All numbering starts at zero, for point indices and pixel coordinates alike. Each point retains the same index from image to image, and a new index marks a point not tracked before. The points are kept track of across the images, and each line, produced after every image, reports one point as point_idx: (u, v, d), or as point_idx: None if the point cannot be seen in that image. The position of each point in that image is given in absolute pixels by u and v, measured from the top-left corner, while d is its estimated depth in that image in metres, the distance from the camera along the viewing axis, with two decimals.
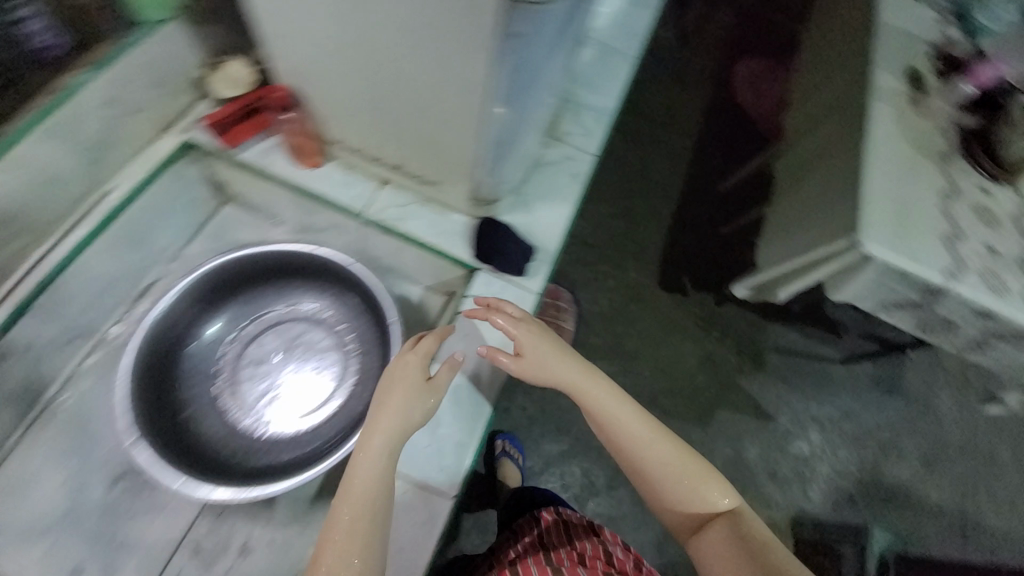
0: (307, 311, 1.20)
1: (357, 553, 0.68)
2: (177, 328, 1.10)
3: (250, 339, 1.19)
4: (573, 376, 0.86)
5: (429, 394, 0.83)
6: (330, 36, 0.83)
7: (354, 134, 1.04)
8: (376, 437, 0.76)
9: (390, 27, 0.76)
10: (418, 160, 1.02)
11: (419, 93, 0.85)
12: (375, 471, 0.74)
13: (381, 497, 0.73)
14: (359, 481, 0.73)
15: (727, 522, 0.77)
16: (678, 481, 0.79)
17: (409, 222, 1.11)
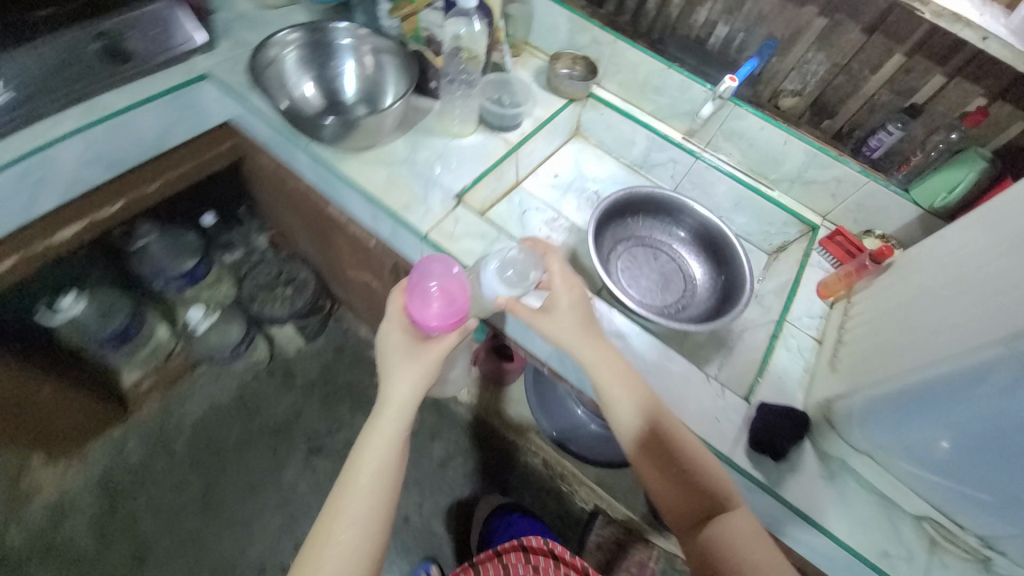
0: (686, 276, 1.16)
1: (369, 530, 0.77)
2: (676, 297, 1.14)
3: (672, 252, 1.19)
4: (583, 337, 0.84)
5: (416, 364, 0.88)
6: (898, 314, 0.83)
7: (860, 307, 0.95)
8: (386, 426, 0.85)
9: (892, 322, 0.83)
10: (849, 362, 0.87)
11: (904, 319, 0.81)
12: (383, 449, 0.83)
13: (400, 450, 0.85)
14: (365, 459, 0.82)
15: (717, 522, 0.74)
16: (703, 482, 0.77)
17: (780, 361, 0.95)
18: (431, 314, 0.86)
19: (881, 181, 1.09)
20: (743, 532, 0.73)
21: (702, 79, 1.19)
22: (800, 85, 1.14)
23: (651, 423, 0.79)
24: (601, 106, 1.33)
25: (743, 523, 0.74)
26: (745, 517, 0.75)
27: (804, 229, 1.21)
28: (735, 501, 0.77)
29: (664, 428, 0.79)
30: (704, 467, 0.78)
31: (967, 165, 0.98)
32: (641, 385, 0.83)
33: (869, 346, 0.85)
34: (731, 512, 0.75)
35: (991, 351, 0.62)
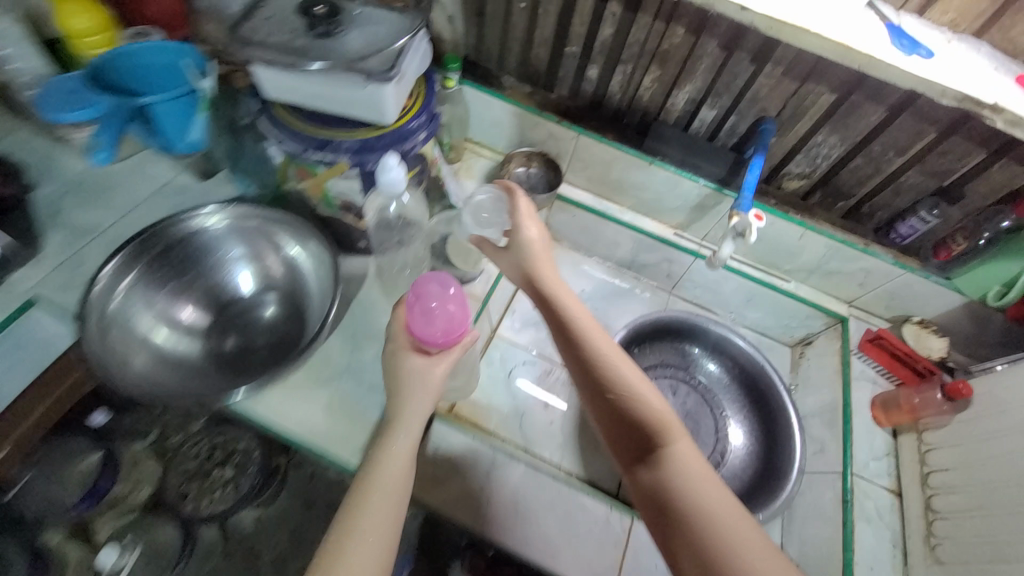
0: (718, 414, 0.98)
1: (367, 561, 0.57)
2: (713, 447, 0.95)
3: (695, 380, 1.02)
4: (559, 292, 0.74)
5: (432, 370, 0.69)
6: (999, 473, 0.69)
7: (942, 454, 0.79)
8: (399, 443, 0.66)
9: (994, 486, 0.69)
10: (953, 543, 0.71)
11: (1009, 487, 0.67)
12: (387, 493, 0.62)
13: (411, 471, 0.65)
14: (374, 495, 0.61)
15: (675, 473, 0.60)
16: (688, 463, 0.62)
17: (862, 530, 0.80)
18: (438, 333, 0.65)
19: (918, 272, 0.93)
20: (712, 501, 0.58)
21: (689, 174, 0.97)
22: (808, 167, 0.94)
23: (628, 385, 0.66)
24: (571, 208, 1.10)
25: (704, 476, 0.61)
26: (700, 463, 0.62)
27: (833, 324, 1.04)
28: (675, 437, 0.63)
29: (624, 389, 0.66)
30: (667, 430, 0.63)
31: (1021, 258, 0.82)
32: (594, 333, 0.69)
33: (973, 517, 0.70)
34: (693, 467, 0.61)
35: None
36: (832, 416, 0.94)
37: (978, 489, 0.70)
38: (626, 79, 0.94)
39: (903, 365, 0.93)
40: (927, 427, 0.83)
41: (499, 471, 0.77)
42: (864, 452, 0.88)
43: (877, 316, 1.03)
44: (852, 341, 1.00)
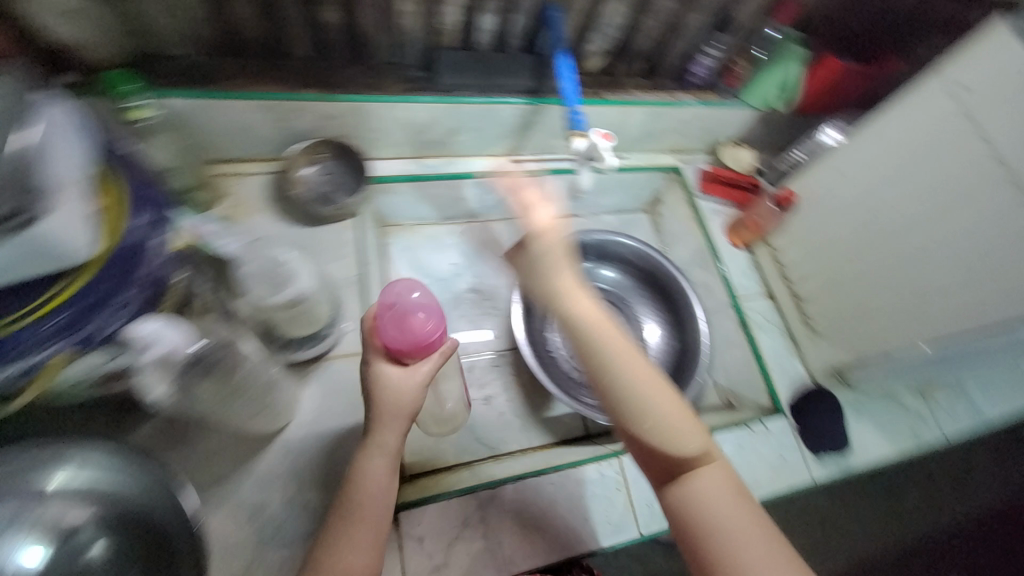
0: (625, 309, 1.02)
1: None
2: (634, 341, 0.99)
3: (593, 290, 1.03)
4: (584, 314, 0.58)
5: (414, 378, 0.54)
6: (853, 239, 0.82)
7: (792, 252, 0.94)
8: (374, 463, 0.55)
9: (852, 250, 0.83)
10: (827, 316, 0.88)
11: (862, 250, 0.81)
12: (359, 528, 0.52)
13: (388, 496, 0.55)
14: (343, 539, 0.52)
15: (688, 484, 0.54)
16: (681, 444, 0.55)
17: (763, 336, 0.95)
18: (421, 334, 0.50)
19: (721, 104, 0.99)
20: (722, 508, 0.52)
21: (500, 96, 0.85)
22: (602, 41, 0.88)
23: (632, 390, 0.55)
24: (395, 184, 0.93)
25: (722, 491, 0.54)
26: (719, 470, 0.55)
27: (671, 176, 1.10)
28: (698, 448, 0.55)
29: (627, 393, 0.55)
30: (677, 438, 0.55)
31: (789, 60, 0.92)
32: (608, 334, 0.57)
33: (843, 281, 0.85)
34: (713, 471, 0.54)
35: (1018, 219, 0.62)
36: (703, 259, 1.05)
37: (842, 256, 0.85)
38: (377, 11, 0.73)
39: (734, 187, 1.06)
40: (773, 236, 0.97)
41: (490, 505, 0.71)
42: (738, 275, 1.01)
43: (701, 152, 1.12)
44: (693, 186, 1.08)
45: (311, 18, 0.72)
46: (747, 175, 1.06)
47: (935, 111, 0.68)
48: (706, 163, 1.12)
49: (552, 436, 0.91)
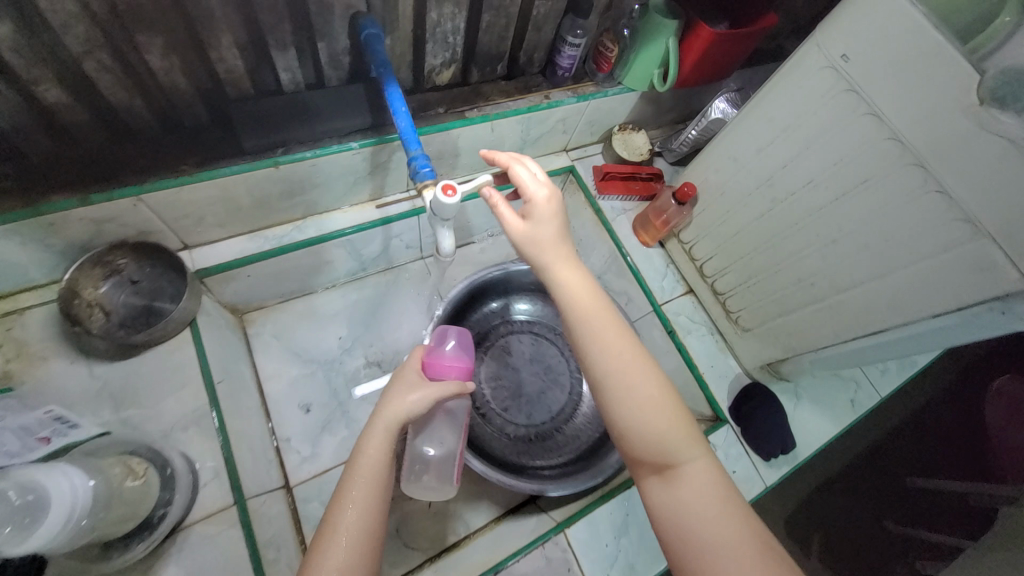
0: (557, 340, 0.94)
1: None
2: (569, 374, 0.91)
3: (517, 326, 0.94)
4: (583, 286, 0.56)
5: (410, 395, 0.56)
6: (753, 233, 0.74)
7: (702, 247, 0.86)
8: (379, 432, 0.53)
9: (755, 246, 0.75)
10: (751, 312, 0.81)
11: (766, 245, 0.73)
12: (360, 494, 0.49)
13: (389, 464, 0.52)
14: (344, 510, 0.49)
15: (676, 486, 0.49)
16: (663, 430, 0.50)
17: (689, 339, 0.88)
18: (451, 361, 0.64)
19: (600, 94, 0.87)
20: (706, 505, 0.47)
21: (332, 144, 0.69)
22: (444, 50, 0.73)
23: (634, 392, 0.51)
24: (236, 270, 0.75)
25: (712, 488, 0.48)
26: (710, 463, 0.50)
27: (566, 177, 0.99)
28: (692, 450, 0.50)
29: (620, 390, 0.51)
30: (671, 434, 0.50)
31: (662, 37, 0.80)
32: (599, 326, 0.54)
33: (755, 278, 0.77)
34: (708, 471, 0.49)
35: (928, 197, 0.52)
36: (616, 265, 0.96)
37: (744, 253, 0.78)
38: (125, 74, 0.55)
39: (632, 180, 0.97)
40: (683, 230, 0.89)
41: None
42: (655, 276, 0.93)
43: (591, 145, 1.01)
44: (590, 187, 0.97)
45: (27, 101, 0.52)
46: (644, 164, 0.96)
47: (822, 85, 0.59)
48: (600, 156, 1.02)
49: (492, 509, 0.81)
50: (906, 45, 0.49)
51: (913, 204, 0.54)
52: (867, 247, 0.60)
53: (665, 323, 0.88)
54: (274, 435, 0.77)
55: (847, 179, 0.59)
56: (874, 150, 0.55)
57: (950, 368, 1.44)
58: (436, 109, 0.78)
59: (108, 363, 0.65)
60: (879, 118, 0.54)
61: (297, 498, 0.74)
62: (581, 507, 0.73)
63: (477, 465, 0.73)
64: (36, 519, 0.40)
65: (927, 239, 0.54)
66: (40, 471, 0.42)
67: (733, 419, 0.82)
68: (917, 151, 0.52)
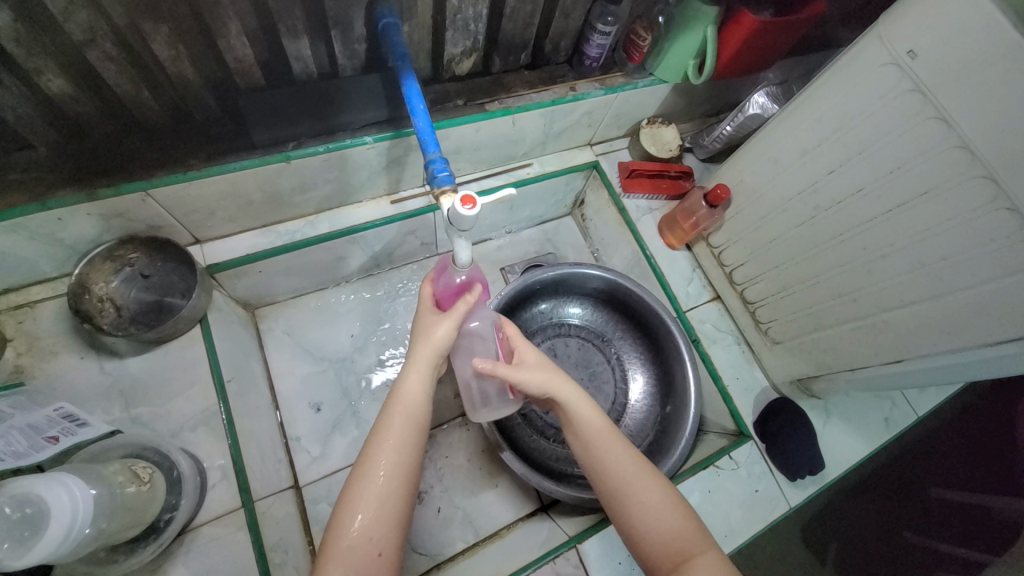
0: (608, 346, 0.90)
1: (380, 528, 0.47)
2: (619, 382, 0.88)
3: (566, 328, 0.91)
4: (575, 393, 0.56)
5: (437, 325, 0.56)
6: (791, 241, 0.69)
7: (733, 253, 0.81)
8: (417, 370, 0.54)
9: (792, 255, 0.70)
10: (783, 325, 0.76)
11: (804, 255, 0.68)
12: (400, 435, 0.51)
13: (424, 405, 0.54)
14: (384, 447, 0.50)
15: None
16: (673, 537, 0.50)
17: (715, 348, 0.84)
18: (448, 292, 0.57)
19: (629, 86, 0.81)
20: None
21: (346, 138, 0.66)
22: (465, 38, 0.69)
23: (641, 493, 0.52)
24: (248, 266, 0.73)
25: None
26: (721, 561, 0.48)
27: (590, 173, 0.94)
28: (705, 547, 0.49)
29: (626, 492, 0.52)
30: (680, 531, 0.50)
31: (700, 25, 0.74)
32: (598, 435, 0.54)
33: (789, 290, 0.72)
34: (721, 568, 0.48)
35: (997, 215, 0.47)
36: (639, 267, 0.91)
37: (779, 263, 0.73)
38: (130, 65, 0.52)
39: (660, 177, 0.91)
40: (714, 235, 0.84)
41: None
42: (680, 281, 0.88)
43: (617, 139, 0.95)
44: (614, 185, 0.92)
45: (31, 92, 0.51)
46: (673, 161, 0.91)
47: (880, 84, 0.53)
48: (626, 151, 0.96)
49: (501, 516, 0.79)
50: (983, 44, 0.44)
51: (979, 221, 0.48)
52: (920, 265, 0.55)
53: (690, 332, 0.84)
54: (284, 433, 0.76)
55: (903, 189, 0.54)
56: (936, 159, 0.50)
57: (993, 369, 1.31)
58: (456, 101, 0.74)
59: (119, 359, 0.64)
60: (944, 125, 0.48)
61: (306, 498, 0.73)
62: (594, 521, 0.70)
63: (516, 465, 0.72)
64: (36, 532, 0.40)
65: (992, 262, 0.49)
66: (38, 484, 0.41)
67: (758, 435, 0.78)
68: (987, 163, 0.46)
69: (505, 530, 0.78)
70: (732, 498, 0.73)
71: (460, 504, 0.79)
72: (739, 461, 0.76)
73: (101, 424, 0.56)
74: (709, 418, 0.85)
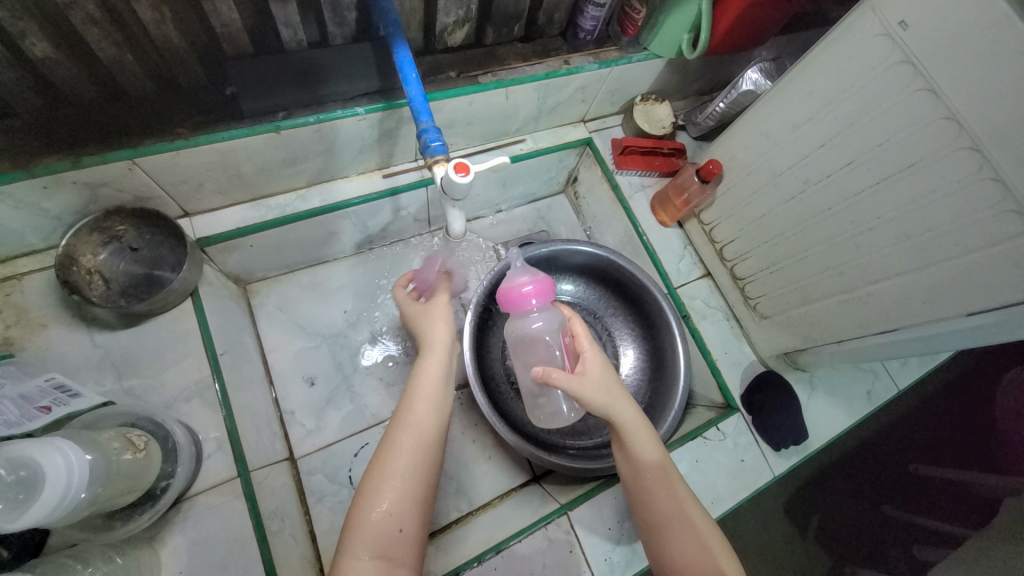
0: (599, 322, 0.92)
1: (401, 506, 0.50)
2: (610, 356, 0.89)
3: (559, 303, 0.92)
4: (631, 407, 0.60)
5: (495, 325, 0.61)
6: (781, 219, 0.70)
7: (724, 229, 0.81)
8: (433, 361, 0.61)
9: (782, 231, 0.71)
10: (771, 301, 0.77)
11: (795, 232, 0.69)
12: (421, 424, 0.56)
13: (443, 390, 0.60)
14: (405, 432, 0.55)
15: None
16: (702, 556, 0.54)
17: (704, 324, 0.85)
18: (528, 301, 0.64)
19: (623, 60, 0.81)
20: None
21: (337, 109, 0.65)
22: (458, 8, 0.67)
23: (679, 509, 0.56)
24: (238, 240, 0.73)
25: None
26: None
27: (584, 150, 0.94)
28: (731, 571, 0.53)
29: (663, 509, 0.57)
30: (709, 552, 0.54)
31: None
32: (648, 446, 0.59)
33: (779, 266, 0.74)
34: None
35: (983, 187, 0.48)
36: (631, 244, 0.92)
37: (769, 240, 0.74)
38: (113, 28, 0.51)
39: (653, 155, 0.91)
40: (705, 212, 0.84)
41: None
42: (671, 259, 0.89)
43: (610, 116, 0.95)
44: (609, 163, 0.92)
45: (9, 53, 0.49)
46: (666, 138, 0.91)
47: (873, 57, 0.53)
48: (620, 128, 0.96)
49: (495, 488, 0.81)
50: (976, 12, 0.44)
51: (964, 192, 0.49)
52: (905, 236, 0.56)
53: (681, 308, 0.85)
54: (278, 407, 0.76)
55: (892, 161, 0.54)
56: (925, 130, 0.50)
57: (970, 351, 1.34)
58: (448, 73, 0.73)
59: (109, 332, 0.64)
60: (935, 96, 0.49)
61: (301, 470, 0.74)
62: (584, 490, 0.72)
63: (506, 435, 0.73)
64: (31, 495, 0.40)
65: (976, 231, 0.50)
66: (33, 448, 0.42)
67: (745, 408, 0.79)
68: (975, 134, 0.47)
69: (496, 499, 0.80)
70: (719, 467, 0.75)
71: (454, 475, 0.81)
72: (726, 432, 0.77)
73: (94, 396, 0.56)
74: (698, 392, 0.87)
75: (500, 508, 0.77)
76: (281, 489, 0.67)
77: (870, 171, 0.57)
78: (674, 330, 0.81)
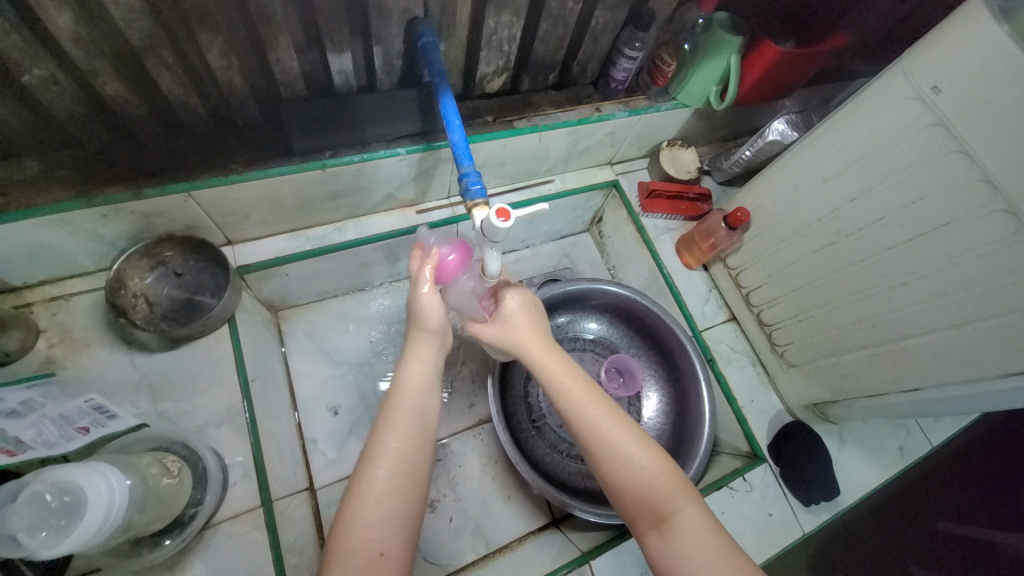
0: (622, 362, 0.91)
1: (385, 525, 0.45)
2: (633, 398, 0.88)
3: (582, 342, 0.92)
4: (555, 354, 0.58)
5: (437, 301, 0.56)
6: (810, 268, 0.71)
7: (750, 275, 0.82)
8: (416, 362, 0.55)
9: (811, 280, 0.71)
10: (799, 349, 0.77)
11: (824, 281, 0.69)
12: (405, 434, 0.49)
13: (428, 396, 0.53)
14: (385, 442, 0.49)
15: (668, 529, 0.47)
16: (649, 483, 0.50)
17: (730, 369, 0.84)
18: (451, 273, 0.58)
19: (652, 109, 0.84)
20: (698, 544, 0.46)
21: (380, 149, 0.68)
22: (498, 59, 0.71)
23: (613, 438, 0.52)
24: (276, 268, 0.76)
25: (703, 529, 0.47)
26: (693, 507, 0.48)
27: (611, 191, 0.96)
28: (679, 497, 0.49)
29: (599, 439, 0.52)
30: (656, 482, 0.50)
31: (724, 53, 0.76)
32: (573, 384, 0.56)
33: (807, 315, 0.73)
34: (708, 522, 0.48)
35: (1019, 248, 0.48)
36: (655, 285, 0.92)
37: (797, 288, 0.74)
38: (183, 73, 0.55)
39: (678, 199, 0.93)
40: (731, 256, 0.85)
41: None
42: (695, 301, 0.89)
43: (636, 159, 0.97)
44: (635, 205, 0.94)
45: (89, 94, 0.53)
46: (692, 182, 0.93)
47: (902, 117, 0.55)
48: (646, 172, 0.99)
49: (512, 530, 0.79)
50: (1004, 82, 0.45)
51: (997, 252, 0.50)
52: (938, 292, 0.56)
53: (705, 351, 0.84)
54: (300, 436, 0.77)
55: (924, 218, 0.55)
56: (957, 190, 0.51)
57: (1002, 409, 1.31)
58: (485, 118, 0.76)
59: (147, 354, 0.66)
60: (966, 158, 0.50)
61: (320, 501, 0.74)
62: (606, 538, 0.70)
63: (528, 475, 0.72)
64: (72, 521, 0.40)
65: (1014, 292, 0.50)
66: (78, 473, 0.42)
67: (772, 458, 0.78)
68: (1009, 196, 0.47)
69: (514, 542, 0.78)
70: (746, 521, 0.72)
71: (471, 514, 0.79)
72: (753, 484, 0.75)
73: (130, 417, 0.57)
74: (722, 439, 0.85)
75: (518, 551, 0.75)
76: (300, 520, 0.67)
77: (902, 226, 0.57)
78: (700, 374, 0.80)
